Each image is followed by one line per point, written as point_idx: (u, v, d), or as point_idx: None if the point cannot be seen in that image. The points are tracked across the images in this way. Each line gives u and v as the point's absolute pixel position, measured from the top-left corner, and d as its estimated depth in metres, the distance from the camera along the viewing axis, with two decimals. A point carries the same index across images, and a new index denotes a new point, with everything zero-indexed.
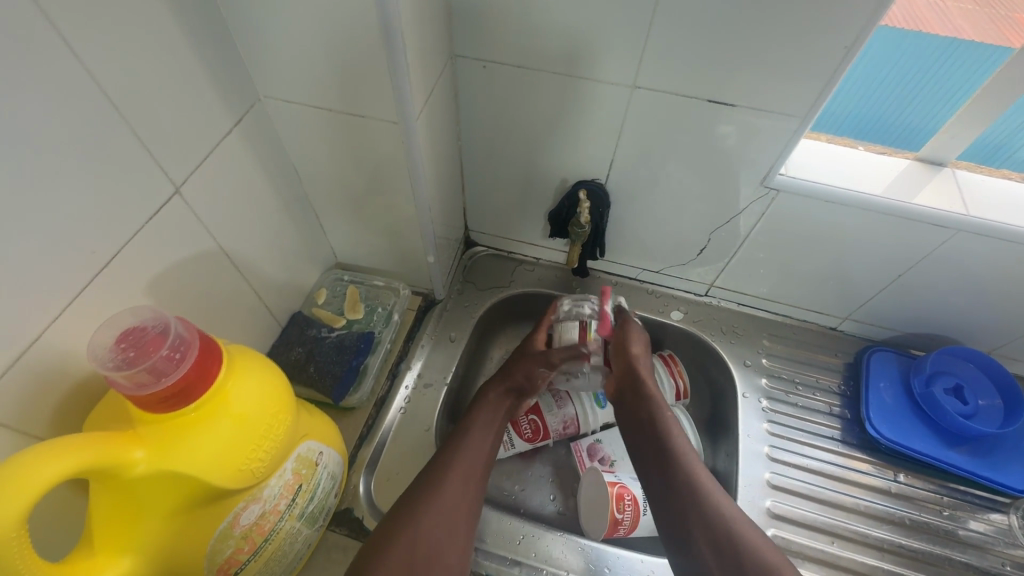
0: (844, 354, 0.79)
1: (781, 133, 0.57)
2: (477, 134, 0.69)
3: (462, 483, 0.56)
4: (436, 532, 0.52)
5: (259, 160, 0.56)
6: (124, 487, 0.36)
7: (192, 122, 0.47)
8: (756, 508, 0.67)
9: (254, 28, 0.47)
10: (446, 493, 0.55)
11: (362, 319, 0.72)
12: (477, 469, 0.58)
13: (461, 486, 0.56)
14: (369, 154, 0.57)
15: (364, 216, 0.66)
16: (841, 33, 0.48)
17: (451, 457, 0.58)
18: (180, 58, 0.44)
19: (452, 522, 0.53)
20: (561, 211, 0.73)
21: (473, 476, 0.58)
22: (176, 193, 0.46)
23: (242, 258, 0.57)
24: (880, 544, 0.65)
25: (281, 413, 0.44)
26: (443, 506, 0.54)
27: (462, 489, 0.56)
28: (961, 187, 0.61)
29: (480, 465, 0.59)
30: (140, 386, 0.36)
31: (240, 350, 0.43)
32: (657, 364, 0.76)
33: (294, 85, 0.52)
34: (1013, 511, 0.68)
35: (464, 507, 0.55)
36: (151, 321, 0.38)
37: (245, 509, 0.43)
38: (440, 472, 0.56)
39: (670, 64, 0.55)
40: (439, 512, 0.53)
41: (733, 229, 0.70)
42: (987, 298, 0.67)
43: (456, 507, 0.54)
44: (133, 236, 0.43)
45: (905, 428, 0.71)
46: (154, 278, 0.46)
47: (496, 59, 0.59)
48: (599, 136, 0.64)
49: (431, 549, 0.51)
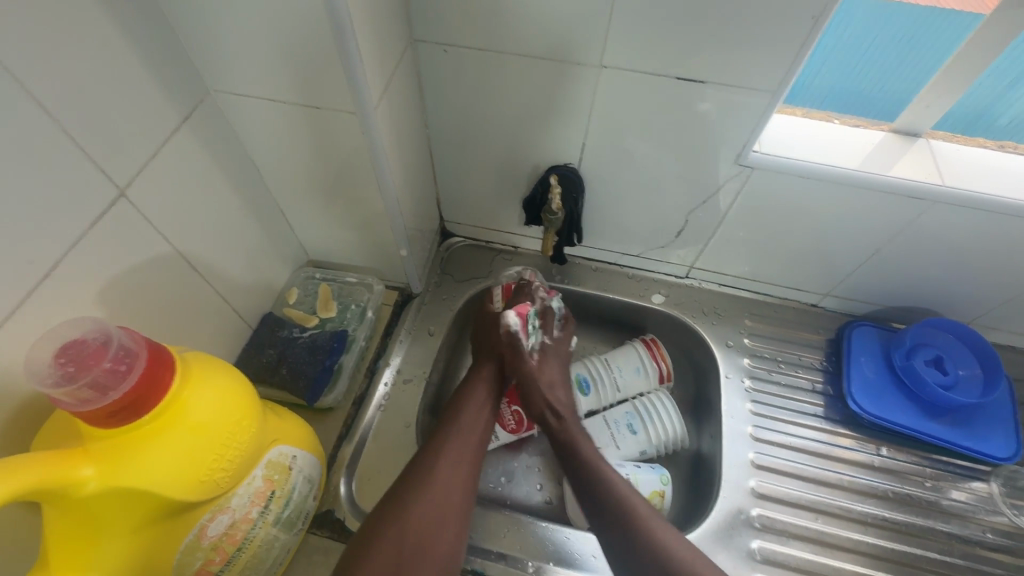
0: (826, 331, 0.79)
1: (753, 109, 0.56)
2: (444, 121, 0.67)
3: (450, 473, 0.56)
4: (418, 526, 0.51)
5: (213, 158, 0.54)
6: (76, 506, 0.35)
7: (134, 120, 0.44)
8: (741, 488, 0.67)
9: (195, 19, 0.45)
10: (435, 487, 0.54)
11: (336, 317, 0.70)
12: (468, 461, 0.58)
13: (449, 478, 0.55)
14: (329, 146, 0.55)
15: (331, 211, 0.64)
16: (809, 3, 0.46)
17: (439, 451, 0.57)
18: (115, 53, 0.41)
19: (440, 519, 0.53)
20: (536, 198, 0.71)
21: (462, 465, 0.57)
22: (121, 196, 0.44)
23: (202, 260, 0.55)
24: (864, 518, 0.66)
25: (245, 420, 0.42)
26: (430, 502, 0.53)
27: (453, 479, 0.55)
28: (936, 157, 0.60)
29: (471, 453, 0.59)
30: (83, 402, 0.34)
31: (199, 356, 0.42)
32: (639, 348, 0.75)
33: (245, 77, 0.49)
34: (994, 478, 0.68)
35: (456, 499, 0.54)
36: (92, 333, 0.36)
37: (213, 520, 0.42)
38: (422, 470, 0.55)
39: (637, 42, 0.53)
40: (424, 508, 0.52)
41: (710, 209, 0.69)
42: (965, 268, 0.66)
43: (441, 505, 0.53)
44: (76, 244, 0.41)
45: (886, 401, 0.71)
46: (104, 286, 0.44)
47: (458, 42, 0.57)
48: (570, 118, 0.62)
49: (416, 547, 0.50)
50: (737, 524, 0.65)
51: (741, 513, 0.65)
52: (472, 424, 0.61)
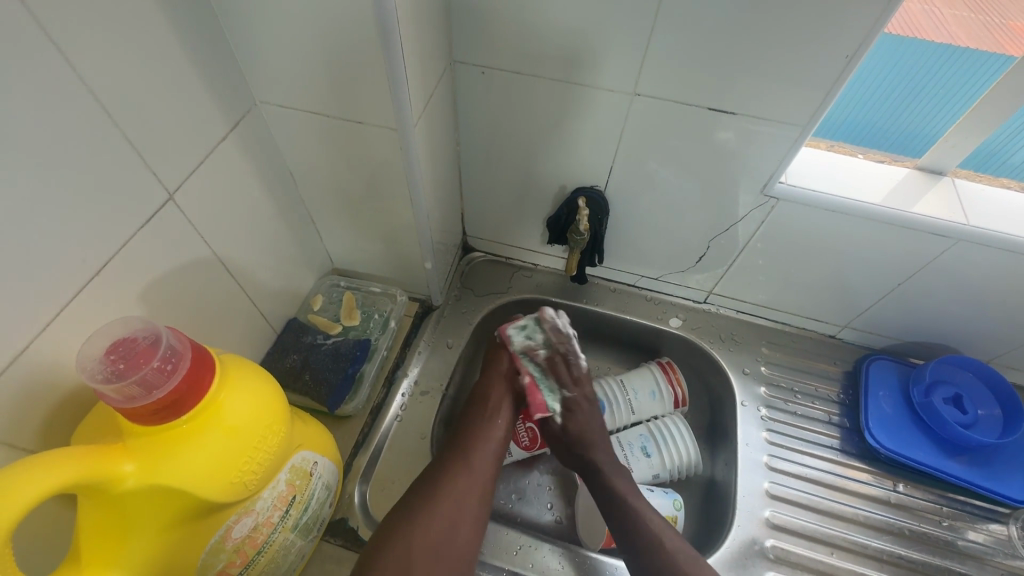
0: (843, 363, 0.78)
1: (781, 141, 0.57)
2: (475, 138, 0.68)
3: (466, 478, 0.56)
4: (436, 528, 0.52)
5: (254, 166, 0.55)
6: (113, 502, 0.36)
7: (185, 128, 0.46)
8: (755, 518, 0.67)
9: (250, 33, 0.47)
10: (448, 491, 0.54)
11: (359, 326, 0.71)
12: (485, 466, 0.58)
13: (462, 492, 0.55)
14: (366, 160, 0.56)
15: (361, 221, 0.66)
16: (842, 44, 0.48)
17: (452, 468, 0.56)
18: (174, 62, 0.43)
19: (450, 531, 0.52)
20: (560, 217, 0.72)
21: (478, 481, 0.57)
22: (169, 200, 0.46)
23: (236, 264, 0.56)
24: (879, 555, 0.65)
25: (275, 424, 0.43)
26: (441, 516, 0.52)
27: (466, 492, 0.55)
28: (961, 197, 0.61)
29: (488, 465, 0.58)
30: (130, 400, 0.35)
31: (234, 359, 0.43)
32: (656, 371, 0.75)
33: (291, 90, 0.51)
34: (1013, 521, 0.67)
35: (469, 516, 0.54)
36: (141, 331, 0.38)
37: (238, 522, 0.43)
38: (444, 471, 0.56)
39: (669, 73, 0.54)
40: (438, 520, 0.52)
41: (733, 235, 0.69)
42: (987, 306, 0.66)
43: (458, 507, 0.54)
44: (124, 245, 0.43)
45: (904, 436, 0.71)
46: (145, 286, 0.46)
47: (495, 65, 0.59)
48: (599, 142, 0.63)
49: (429, 549, 0.50)
50: (751, 554, 0.64)
51: (755, 543, 0.65)
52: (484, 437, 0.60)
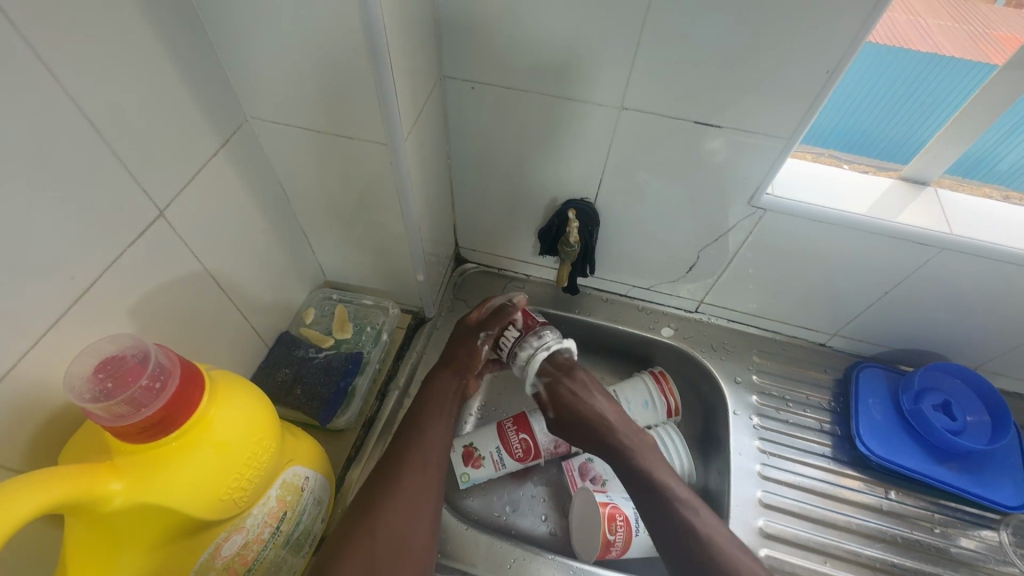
0: (834, 370, 0.79)
1: (767, 154, 0.58)
2: (466, 152, 0.69)
3: (423, 472, 0.55)
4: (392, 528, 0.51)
5: (244, 181, 0.55)
6: (100, 521, 0.35)
7: (176, 146, 0.46)
8: (748, 527, 0.67)
9: (241, 51, 0.47)
10: (407, 489, 0.54)
11: (351, 338, 0.71)
12: (438, 460, 0.57)
13: (420, 484, 0.55)
14: (357, 175, 0.57)
15: (353, 235, 0.66)
16: (822, 57, 0.49)
17: (409, 462, 0.56)
18: (165, 80, 0.44)
19: (410, 522, 0.52)
20: (551, 229, 0.73)
21: (430, 473, 0.56)
22: (160, 216, 0.46)
23: (227, 278, 0.56)
24: (872, 563, 0.65)
25: (265, 439, 0.43)
26: (401, 510, 0.52)
27: (424, 488, 0.55)
28: (944, 206, 0.62)
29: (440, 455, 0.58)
30: (118, 418, 0.35)
31: (224, 375, 0.43)
32: (648, 381, 0.75)
33: (283, 107, 0.52)
34: (1003, 527, 0.68)
35: (423, 519, 0.53)
36: (130, 349, 0.38)
37: (227, 539, 0.43)
38: (397, 469, 0.55)
39: (655, 88, 0.55)
40: (401, 512, 0.52)
41: (722, 246, 0.70)
42: (974, 313, 0.67)
43: (415, 504, 0.53)
44: (113, 262, 0.43)
45: (894, 444, 0.71)
46: (135, 304, 0.46)
47: (486, 80, 0.60)
48: (588, 155, 0.64)
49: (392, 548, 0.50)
50: None
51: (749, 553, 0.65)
52: (438, 425, 0.60)
